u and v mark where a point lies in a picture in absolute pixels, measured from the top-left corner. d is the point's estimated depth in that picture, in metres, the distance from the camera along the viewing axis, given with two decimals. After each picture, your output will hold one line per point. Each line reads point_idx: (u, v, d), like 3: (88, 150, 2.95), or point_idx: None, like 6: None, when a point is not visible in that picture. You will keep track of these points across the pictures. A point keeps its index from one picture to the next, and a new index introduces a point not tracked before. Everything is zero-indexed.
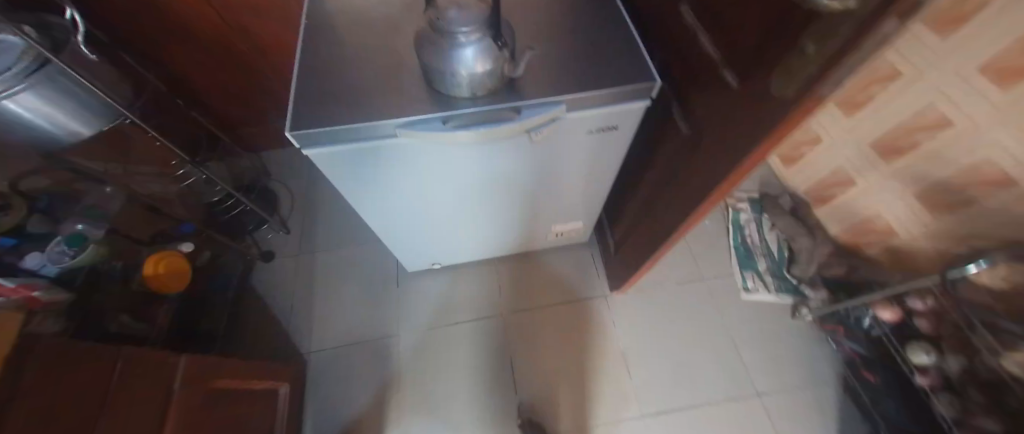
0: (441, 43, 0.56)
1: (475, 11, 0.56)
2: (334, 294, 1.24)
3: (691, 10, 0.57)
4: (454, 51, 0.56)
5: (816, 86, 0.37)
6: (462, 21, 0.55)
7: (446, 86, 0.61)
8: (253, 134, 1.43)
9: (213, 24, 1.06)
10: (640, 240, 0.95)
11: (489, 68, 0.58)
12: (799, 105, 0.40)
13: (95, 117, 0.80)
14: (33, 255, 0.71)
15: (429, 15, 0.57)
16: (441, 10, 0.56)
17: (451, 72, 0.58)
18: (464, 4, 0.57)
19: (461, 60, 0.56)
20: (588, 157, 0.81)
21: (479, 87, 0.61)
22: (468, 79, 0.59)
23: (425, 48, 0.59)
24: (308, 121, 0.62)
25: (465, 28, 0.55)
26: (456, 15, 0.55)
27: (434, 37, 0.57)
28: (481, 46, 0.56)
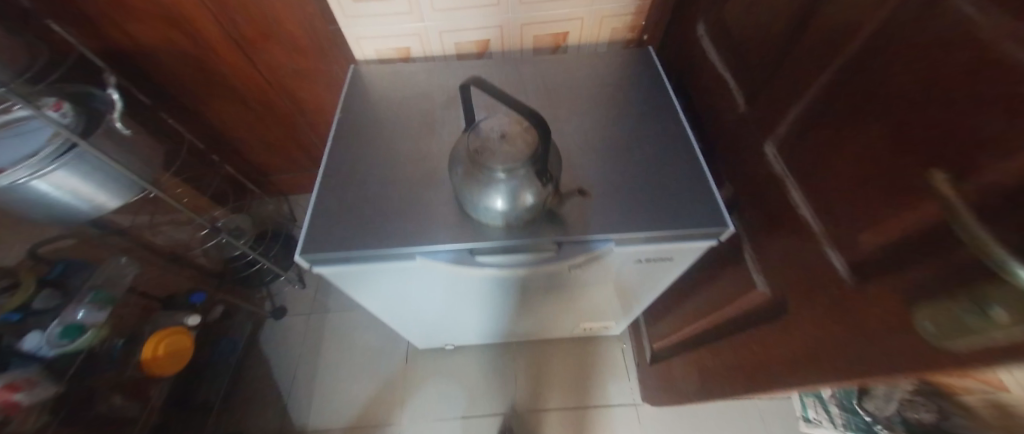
0: (476, 176, 0.50)
1: (519, 144, 0.49)
2: (340, 365, 1.17)
3: (783, 159, 0.48)
4: (490, 186, 0.49)
5: (992, 365, 0.25)
6: (502, 156, 0.48)
7: (477, 215, 0.54)
8: (285, 182, 1.43)
9: (259, 88, 1.06)
10: (681, 365, 0.82)
11: (530, 202, 0.51)
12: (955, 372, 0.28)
13: (125, 191, 0.78)
14: (33, 335, 0.68)
15: (469, 140, 0.51)
16: (481, 139, 0.50)
17: (484, 205, 0.51)
18: (507, 134, 0.50)
19: (497, 195, 0.50)
20: (631, 279, 0.70)
21: (516, 221, 0.53)
22: (503, 213, 0.52)
23: (459, 175, 0.52)
24: (323, 240, 0.55)
25: (504, 166, 0.48)
26: (497, 148, 0.49)
27: (468, 166, 0.51)
28: (523, 184, 0.49)
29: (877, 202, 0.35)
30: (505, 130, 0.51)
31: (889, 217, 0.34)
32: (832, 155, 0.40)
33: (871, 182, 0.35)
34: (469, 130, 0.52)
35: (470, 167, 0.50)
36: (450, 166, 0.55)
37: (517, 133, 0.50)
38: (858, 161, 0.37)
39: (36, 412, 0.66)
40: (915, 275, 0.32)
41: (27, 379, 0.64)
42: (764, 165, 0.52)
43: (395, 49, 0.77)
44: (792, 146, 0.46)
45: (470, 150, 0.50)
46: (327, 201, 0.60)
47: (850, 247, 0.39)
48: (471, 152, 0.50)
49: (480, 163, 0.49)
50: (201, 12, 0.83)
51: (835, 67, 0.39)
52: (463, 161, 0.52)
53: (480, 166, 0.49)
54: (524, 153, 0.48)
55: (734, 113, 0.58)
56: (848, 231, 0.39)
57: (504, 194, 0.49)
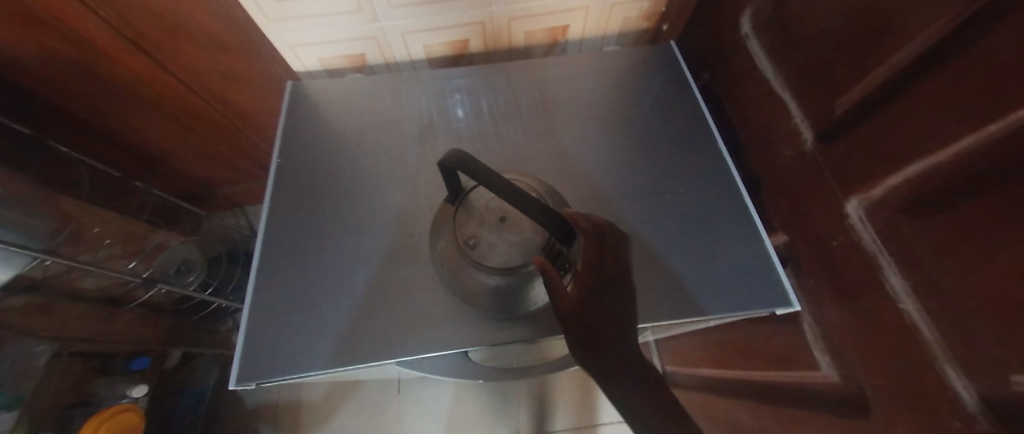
0: (466, 277, 0.37)
1: (525, 234, 0.36)
2: (325, 399, 1.08)
3: (876, 230, 0.36)
4: (486, 292, 0.37)
5: None
6: (501, 254, 0.35)
7: (472, 313, 0.42)
8: (237, 193, 1.24)
9: (184, 97, 0.85)
10: (696, 401, 0.76)
11: (541, 301, 0.38)
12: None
13: (14, 260, 0.60)
14: None
15: (457, 218, 0.38)
16: (471, 226, 0.37)
17: (481, 308, 0.39)
18: (508, 217, 0.36)
19: (496, 302, 0.37)
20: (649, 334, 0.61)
21: (525, 320, 0.41)
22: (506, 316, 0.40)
23: (444, 269, 0.39)
24: (267, 353, 0.42)
25: (507, 264, 0.35)
26: (493, 242, 0.36)
27: (455, 262, 0.38)
28: (530, 286, 0.36)
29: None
30: (504, 211, 0.37)
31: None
32: (973, 255, 0.29)
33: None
34: (456, 206, 0.38)
35: (457, 264, 0.37)
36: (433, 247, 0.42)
37: (521, 214, 0.36)
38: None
39: None
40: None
41: None
42: (838, 227, 0.40)
43: (347, 57, 0.60)
44: (896, 220, 0.34)
45: (456, 241, 0.37)
46: (272, 288, 0.46)
47: (991, 381, 0.28)
48: (457, 243, 0.37)
49: (472, 263, 0.36)
50: (77, 11, 0.62)
51: (994, 133, 0.27)
52: (447, 252, 0.38)
53: (472, 266, 0.36)
54: (531, 250, 0.35)
55: (796, 149, 0.45)
56: (991, 362, 0.28)
57: (503, 300, 0.37)
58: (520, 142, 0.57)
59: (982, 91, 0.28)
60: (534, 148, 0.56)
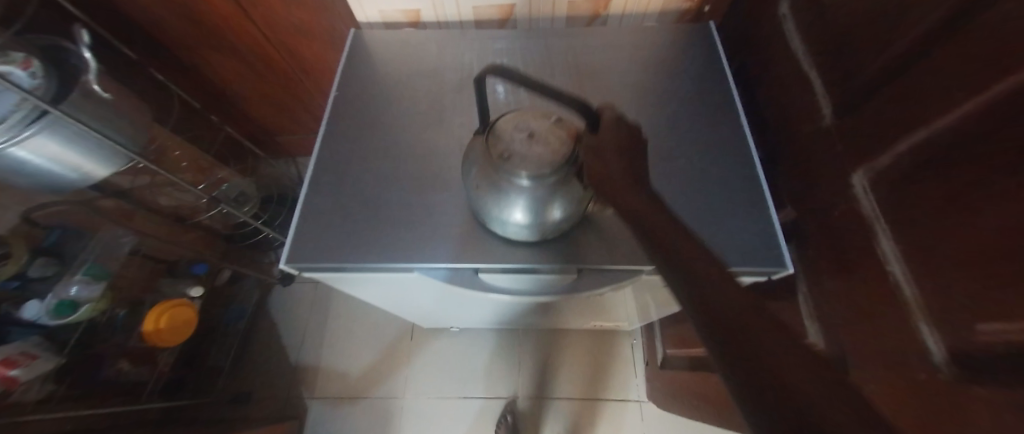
0: (507, 191, 0.40)
1: (553, 145, 0.40)
2: (346, 334, 1.18)
3: (875, 197, 0.38)
4: (526, 202, 0.40)
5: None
6: (537, 162, 0.39)
7: (508, 233, 0.45)
8: (291, 143, 1.36)
9: (259, 44, 0.96)
10: (697, 382, 0.77)
11: (563, 213, 0.42)
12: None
13: (114, 159, 0.72)
14: (31, 304, 0.67)
15: (488, 138, 0.42)
16: (504, 145, 0.40)
17: (521, 221, 0.42)
18: (535, 132, 0.40)
19: (537, 210, 0.41)
20: (651, 297, 0.64)
21: (559, 234, 0.46)
22: (543, 229, 0.44)
23: (483, 189, 0.42)
24: (313, 246, 0.49)
25: (535, 174, 0.39)
26: (526, 154, 0.39)
27: (492, 179, 0.41)
28: (558, 196, 0.40)
29: (1007, 296, 0.26)
30: (533, 129, 0.41)
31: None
32: (957, 215, 0.30)
33: (1009, 268, 0.26)
34: (487, 130, 0.42)
35: (496, 180, 0.41)
36: (466, 176, 0.45)
37: (546, 130, 0.41)
38: (997, 235, 0.27)
39: (40, 380, 0.66)
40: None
41: (24, 354, 0.63)
42: (841, 197, 0.42)
43: (404, 12, 0.66)
44: (894, 186, 0.36)
45: (492, 159, 0.40)
46: (320, 197, 0.53)
47: (959, 331, 0.30)
48: (494, 161, 0.40)
49: (510, 175, 0.39)
50: None
51: (988, 97, 0.28)
52: (485, 173, 0.42)
53: (506, 180, 0.40)
54: (562, 156, 0.39)
55: (815, 124, 0.47)
56: (960, 314, 0.30)
57: (533, 210, 0.41)
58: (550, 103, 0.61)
59: (982, 57, 0.29)
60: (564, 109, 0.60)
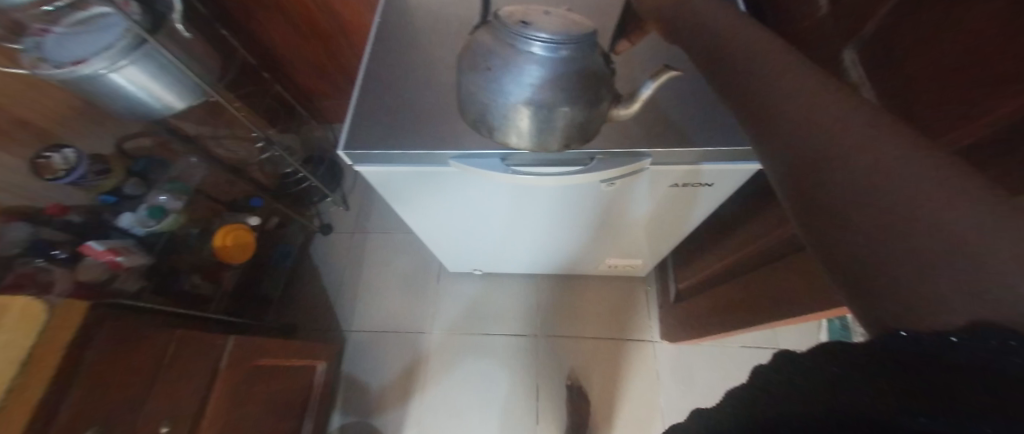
0: (520, 59, 0.39)
1: (569, 21, 0.40)
2: (380, 278, 1.28)
3: (864, 64, 0.42)
4: (543, 72, 0.39)
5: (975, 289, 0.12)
6: (553, 29, 0.39)
7: (513, 121, 0.43)
8: (330, 108, 1.46)
9: (304, 6, 1.05)
10: (711, 305, 0.82)
11: (567, 104, 0.41)
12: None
13: (189, 93, 0.83)
14: (126, 215, 0.81)
15: (497, 17, 0.41)
16: (521, 17, 0.40)
17: (528, 97, 0.40)
18: (550, 12, 0.41)
19: (547, 83, 0.40)
20: (659, 207, 0.71)
21: (563, 127, 0.44)
22: (549, 112, 0.42)
23: (492, 63, 0.40)
24: (362, 138, 0.59)
25: (552, 42, 0.38)
26: (545, 23, 0.39)
27: (507, 49, 0.39)
28: (569, 75, 0.40)
29: (972, 95, 0.30)
30: (549, 11, 0.41)
31: (987, 107, 0.29)
32: (929, 48, 0.34)
33: (970, 71, 0.30)
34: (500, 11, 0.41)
35: (508, 49, 0.39)
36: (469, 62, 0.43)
37: (559, 13, 0.41)
38: (960, 51, 0.31)
39: (134, 276, 0.79)
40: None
41: (126, 247, 0.77)
42: (837, 76, 0.46)
43: None
44: (876, 47, 0.40)
45: (506, 26, 0.39)
46: (368, 103, 0.62)
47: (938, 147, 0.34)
48: (509, 29, 0.39)
49: (526, 39, 0.38)
50: None
51: None
52: (496, 45, 0.40)
53: (518, 49, 0.39)
54: (577, 30, 0.39)
55: (813, 19, 0.50)
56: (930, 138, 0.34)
57: (540, 87, 0.40)
58: None
59: None
60: None
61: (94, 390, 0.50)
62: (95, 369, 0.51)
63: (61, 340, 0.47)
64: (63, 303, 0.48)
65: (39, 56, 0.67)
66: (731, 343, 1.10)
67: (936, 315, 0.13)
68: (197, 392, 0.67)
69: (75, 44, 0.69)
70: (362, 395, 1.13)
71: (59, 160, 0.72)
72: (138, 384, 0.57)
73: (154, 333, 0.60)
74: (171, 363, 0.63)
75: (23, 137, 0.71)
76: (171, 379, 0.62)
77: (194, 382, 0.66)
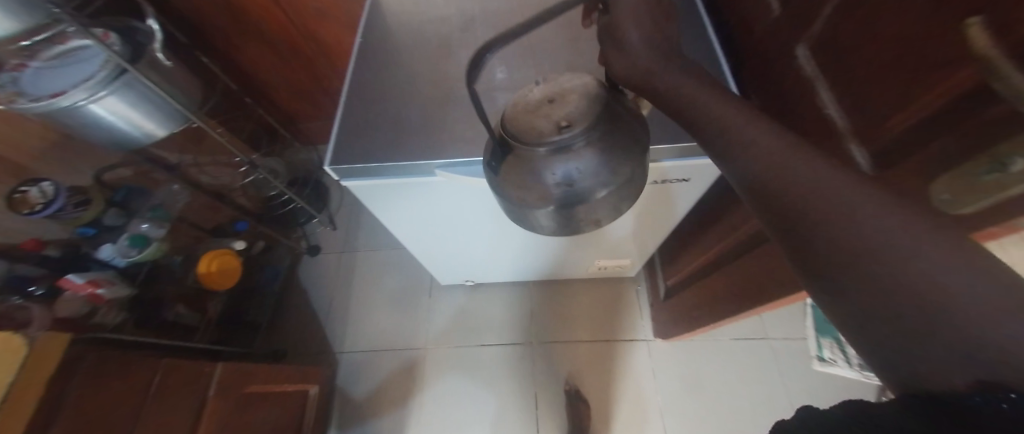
0: (551, 168, 0.32)
1: (579, 99, 0.34)
2: (370, 296, 1.27)
3: (810, 55, 0.45)
4: (575, 172, 0.33)
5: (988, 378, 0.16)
6: (571, 117, 0.32)
7: (555, 221, 0.37)
8: (313, 130, 1.47)
9: (284, 30, 1.06)
10: (702, 298, 0.85)
11: (612, 189, 0.34)
12: (981, 233, 0.29)
13: (170, 120, 0.83)
14: (106, 247, 0.79)
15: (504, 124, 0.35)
16: (530, 120, 0.34)
17: (574, 201, 0.34)
18: (554, 96, 0.34)
19: (591, 178, 0.33)
20: (641, 205, 0.74)
21: (613, 207, 0.37)
22: (601, 203, 0.35)
23: (515, 180, 0.34)
24: (349, 154, 0.61)
25: (572, 137, 0.32)
26: (559, 118, 0.33)
27: (526, 161, 0.33)
28: (605, 163, 0.33)
29: (899, 82, 0.33)
30: (558, 92, 0.35)
31: (920, 90, 0.31)
32: (861, 37, 0.36)
33: (903, 58, 0.32)
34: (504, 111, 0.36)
35: (534, 161, 0.33)
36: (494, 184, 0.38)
37: (565, 90, 0.35)
38: (888, 37, 0.33)
39: (116, 307, 0.77)
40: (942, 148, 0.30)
41: (106, 279, 0.75)
42: (790, 69, 0.49)
43: None
44: (822, 43, 0.42)
45: (517, 136, 0.33)
46: (352, 121, 0.64)
47: (876, 136, 0.36)
48: (527, 143, 0.33)
49: (548, 147, 0.32)
50: None
51: None
52: (519, 163, 0.34)
53: (538, 156, 0.33)
54: (595, 106, 0.33)
55: (765, 20, 0.54)
56: (874, 123, 0.36)
57: (575, 189, 0.33)
58: (543, 42, 0.71)
59: None
60: (554, 49, 0.70)
61: (79, 424, 0.49)
62: (79, 405, 0.49)
63: (41, 374, 0.45)
64: (46, 336, 0.46)
65: (15, 91, 0.66)
66: (724, 336, 1.12)
67: (947, 381, 0.17)
68: (186, 423, 0.65)
69: (53, 78, 0.69)
70: (358, 417, 1.10)
71: (36, 193, 0.72)
72: (124, 417, 0.55)
73: (139, 364, 0.59)
74: (158, 394, 0.61)
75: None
76: (157, 412, 0.60)
77: (183, 413, 0.64)
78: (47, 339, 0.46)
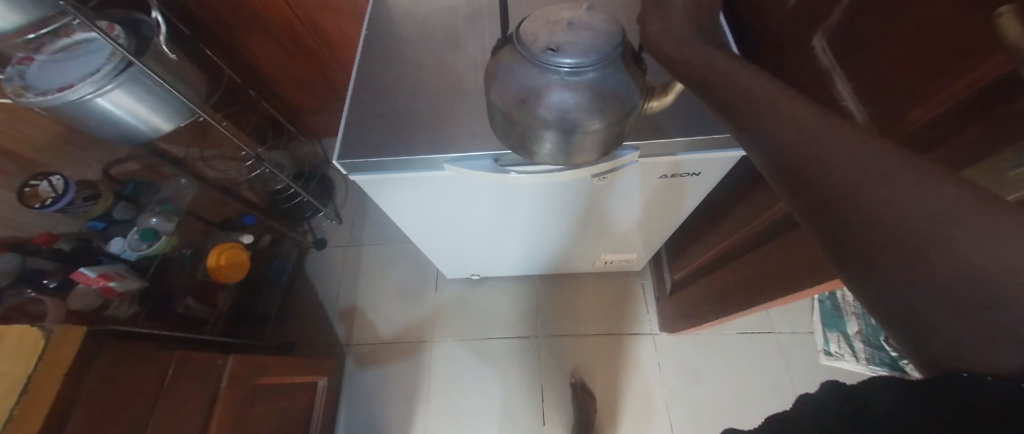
0: (552, 89, 0.34)
1: (595, 29, 0.34)
2: (376, 289, 1.27)
3: (827, 46, 0.44)
4: (575, 100, 0.34)
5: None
6: (587, 46, 0.33)
7: (541, 147, 0.38)
8: (318, 123, 1.46)
9: (288, 22, 1.05)
10: (709, 292, 0.84)
11: (601, 127, 0.36)
12: None
13: (176, 113, 0.83)
14: (116, 240, 0.81)
15: (517, 37, 0.35)
16: (544, 33, 0.34)
17: (559, 128, 0.35)
18: (575, 20, 0.35)
19: (580, 109, 0.34)
20: (649, 199, 0.73)
21: (598, 146, 0.39)
22: (586, 137, 0.37)
23: (517, 94, 0.35)
24: (355, 148, 0.61)
25: (580, 65, 0.33)
26: (573, 41, 0.33)
27: (533, 78, 0.34)
28: (604, 100, 0.34)
29: (924, 72, 0.32)
30: (576, 18, 0.35)
31: (946, 82, 0.30)
32: (883, 26, 0.35)
33: (929, 49, 0.31)
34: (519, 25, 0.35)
35: (535, 78, 0.34)
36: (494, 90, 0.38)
37: (583, 18, 0.35)
38: (913, 26, 0.32)
39: (128, 301, 0.78)
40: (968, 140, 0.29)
41: (118, 272, 0.76)
42: (806, 60, 0.48)
43: None
44: (841, 32, 0.41)
45: (529, 50, 0.34)
46: (358, 115, 0.64)
47: (895, 129, 0.35)
48: (537, 60, 0.33)
49: (552, 66, 0.33)
50: None
51: None
52: (521, 76, 0.34)
53: (545, 77, 0.33)
54: (612, 42, 0.34)
55: (780, 10, 0.53)
56: (894, 115, 0.35)
57: (572, 118, 0.34)
58: None
59: None
60: None
61: (95, 415, 0.50)
62: (94, 396, 0.50)
63: (58, 368, 0.46)
64: (61, 329, 0.47)
65: (22, 85, 0.66)
66: (731, 330, 1.12)
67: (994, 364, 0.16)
68: (199, 414, 0.65)
69: (60, 71, 0.68)
70: (367, 408, 1.12)
71: (46, 187, 0.72)
72: (137, 408, 0.56)
73: (152, 356, 0.59)
74: (170, 385, 0.61)
75: (7, 167, 0.71)
76: (170, 403, 0.60)
77: (195, 404, 0.65)
78: (64, 332, 0.47)
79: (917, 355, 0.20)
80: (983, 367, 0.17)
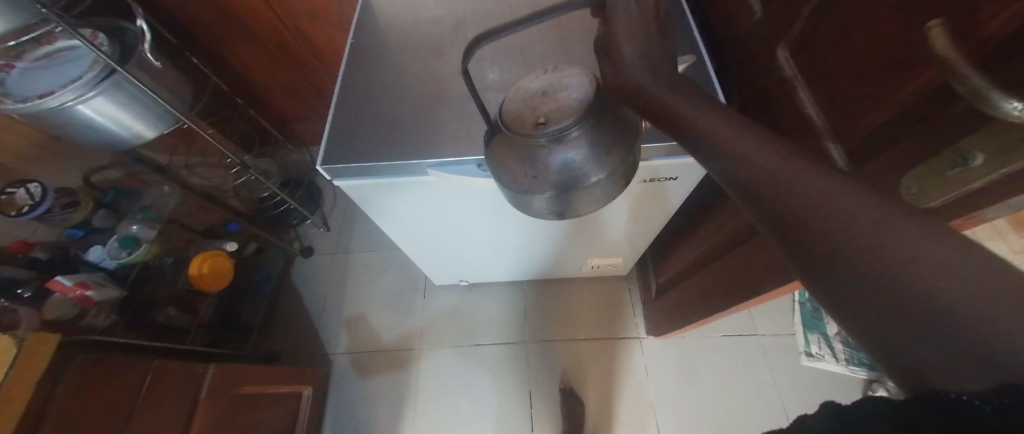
0: (548, 157, 0.34)
1: (569, 93, 0.35)
2: (364, 297, 1.27)
3: (790, 56, 0.46)
4: (572, 161, 0.33)
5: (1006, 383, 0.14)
6: (564, 110, 0.34)
7: (557, 208, 0.38)
8: (306, 131, 1.46)
9: (275, 30, 1.06)
10: (692, 295, 0.86)
11: (609, 174, 0.35)
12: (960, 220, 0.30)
13: (160, 121, 0.83)
14: (95, 249, 0.81)
15: (501, 120, 0.36)
16: (524, 110, 0.35)
17: (572, 187, 0.35)
18: (549, 88, 0.36)
19: (586, 164, 0.33)
20: (631, 204, 0.75)
21: (612, 192, 0.38)
22: (596, 189, 0.36)
23: (518, 173, 0.36)
24: (340, 154, 0.61)
25: (564, 129, 0.33)
26: (555, 110, 0.34)
27: (527, 155, 0.34)
28: (601, 149, 0.34)
29: (872, 82, 0.34)
30: (548, 87, 0.36)
31: (891, 91, 0.32)
32: (835, 38, 0.37)
33: (873, 60, 0.33)
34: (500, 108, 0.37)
35: (534, 152, 0.34)
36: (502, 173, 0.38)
37: (556, 84, 0.36)
38: (861, 38, 0.34)
39: (107, 310, 0.77)
40: (911, 144, 0.31)
41: (96, 281, 0.75)
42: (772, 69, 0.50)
43: None
44: (801, 44, 0.43)
45: (513, 131, 0.34)
46: (342, 123, 0.65)
47: (851, 134, 0.37)
48: (523, 135, 0.34)
49: (546, 137, 0.33)
50: None
51: None
52: (521, 152, 0.35)
53: (536, 150, 0.34)
54: (588, 96, 0.34)
55: (748, 21, 0.56)
56: (850, 122, 0.37)
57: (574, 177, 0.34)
58: (533, 43, 0.72)
59: None
60: (544, 50, 0.71)
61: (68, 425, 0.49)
62: (67, 407, 0.49)
63: (30, 377, 0.45)
64: (34, 337, 0.46)
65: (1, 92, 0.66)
66: (715, 333, 1.14)
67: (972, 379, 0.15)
68: (177, 424, 0.64)
69: (41, 78, 0.68)
70: (353, 418, 1.10)
71: (24, 194, 0.71)
72: (113, 419, 0.54)
73: (128, 365, 0.58)
74: (148, 395, 0.60)
75: None
76: (147, 412, 0.59)
77: (173, 414, 0.64)
78: (38, 340, 0.46)
79: (889, 367, 0.18)
80: (969, 387, 0.15)
